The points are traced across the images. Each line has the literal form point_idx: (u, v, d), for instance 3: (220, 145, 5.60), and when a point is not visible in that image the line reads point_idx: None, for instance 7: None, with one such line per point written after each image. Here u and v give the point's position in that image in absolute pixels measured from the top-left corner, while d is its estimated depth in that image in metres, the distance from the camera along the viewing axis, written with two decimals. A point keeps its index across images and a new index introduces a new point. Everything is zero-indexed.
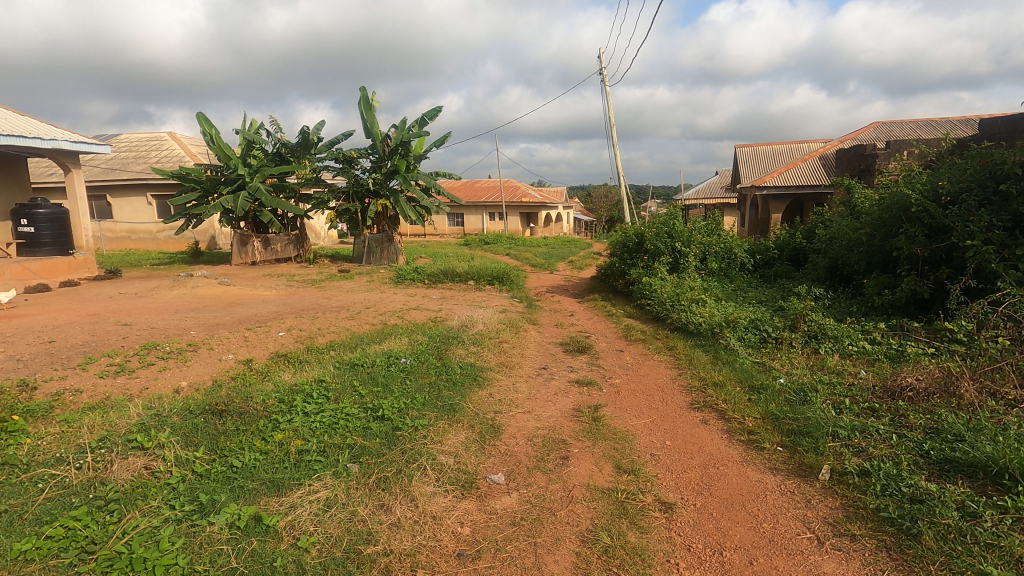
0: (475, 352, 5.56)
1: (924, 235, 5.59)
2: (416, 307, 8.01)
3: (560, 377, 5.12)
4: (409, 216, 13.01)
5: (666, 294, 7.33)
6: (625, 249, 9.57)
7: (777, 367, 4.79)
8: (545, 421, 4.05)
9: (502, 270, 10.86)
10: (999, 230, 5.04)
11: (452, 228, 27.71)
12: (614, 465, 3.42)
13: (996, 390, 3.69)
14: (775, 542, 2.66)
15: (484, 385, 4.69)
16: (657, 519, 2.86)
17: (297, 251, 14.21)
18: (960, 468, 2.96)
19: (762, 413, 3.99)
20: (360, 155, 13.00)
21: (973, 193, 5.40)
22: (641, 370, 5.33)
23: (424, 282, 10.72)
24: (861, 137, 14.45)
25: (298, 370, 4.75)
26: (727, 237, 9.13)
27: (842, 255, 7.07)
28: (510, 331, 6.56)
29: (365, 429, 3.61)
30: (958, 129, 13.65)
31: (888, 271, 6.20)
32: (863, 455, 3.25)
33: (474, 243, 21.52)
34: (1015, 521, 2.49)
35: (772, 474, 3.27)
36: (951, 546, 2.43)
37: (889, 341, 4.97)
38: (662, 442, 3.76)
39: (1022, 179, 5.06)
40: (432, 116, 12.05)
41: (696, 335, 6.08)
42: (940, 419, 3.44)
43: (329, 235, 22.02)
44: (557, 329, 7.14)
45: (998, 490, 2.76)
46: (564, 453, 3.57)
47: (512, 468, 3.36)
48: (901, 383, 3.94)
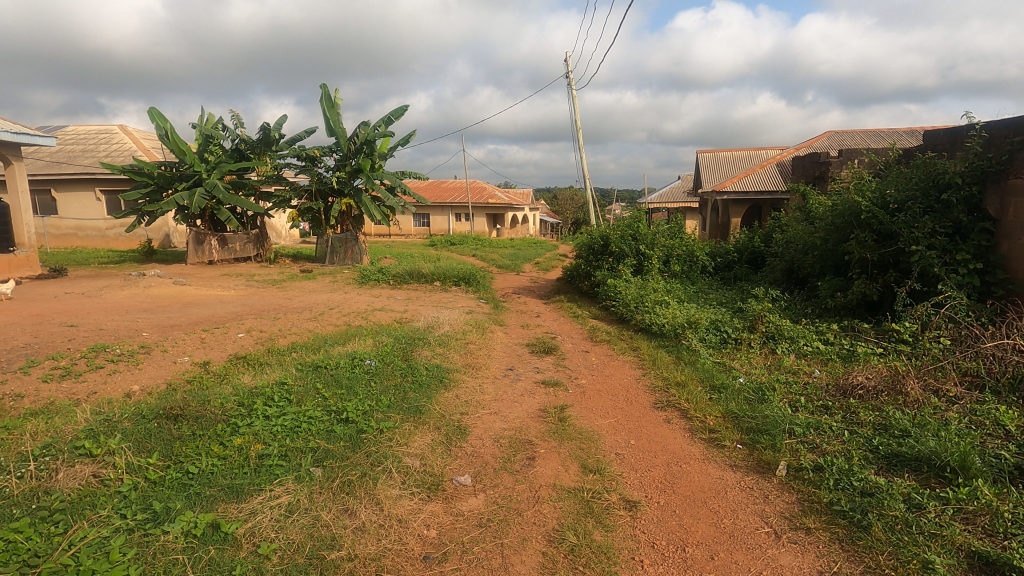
0: (441, 354, 5.52)
1: (873, 240, 5.84)
2: (381, 308, 7.91)
3: (526, 378, 5.13)
4: (374, 215, 12.81)
5: (630, 296, 7.44)
6: (590, 251, 9.65)
7: (737, 366, 4.93)
8: (511, 422, 4.05)
9: (468, 272, 10.81)
10: (942, 236, 5.32)
11: (418, 228, 27.41)
12: (580, 464, 3.45)
13: (939, 387, 3.91)
14: (735, 537, 2.74)
15: (451, 387, 4.66)
16: (622, 517, 2.90)
17: (257, 250, 13.82)
18: (906, 462, 3.11)
19: (723, 412, 4.10)
20: (324, 153, 12.74)
21: (918, 201, 5.64)
22: (606, 371, 5.40)
23: (389, 282, 10.60)
24: (815, 145, 15.04)
25: (258, 373, 4.62)
26: (689, 240, 9.36)
27: (797, 258, 7.33)
28: (476, 333, 6.54)
29: (328, 432, 3.53)
30: (904, 140, 14.37)
31: (841, 274, 6.46)
32: (817, 451, 3.37)
33: (441, 243, 21.37)
34: (956, 512, 2.64)
35: (732, 471, 3.37)
36: (898, 536, 2.55)
37: (841, 342, 5.18)
38: (627, 440, 3.82)
39: (962, 188, 5.32)
40: (397, 116, 11.90)
41: (660, 336, 6.18)
42: (888, 416, 3.60)
43: (290, 234, 21.48)
44: (523, 330, 7.16)
45: (940, 482, 2.92)
46: (531, 453, 3.58)
47: (479, 470, 3.34)
48: (853, 381, 4.10)
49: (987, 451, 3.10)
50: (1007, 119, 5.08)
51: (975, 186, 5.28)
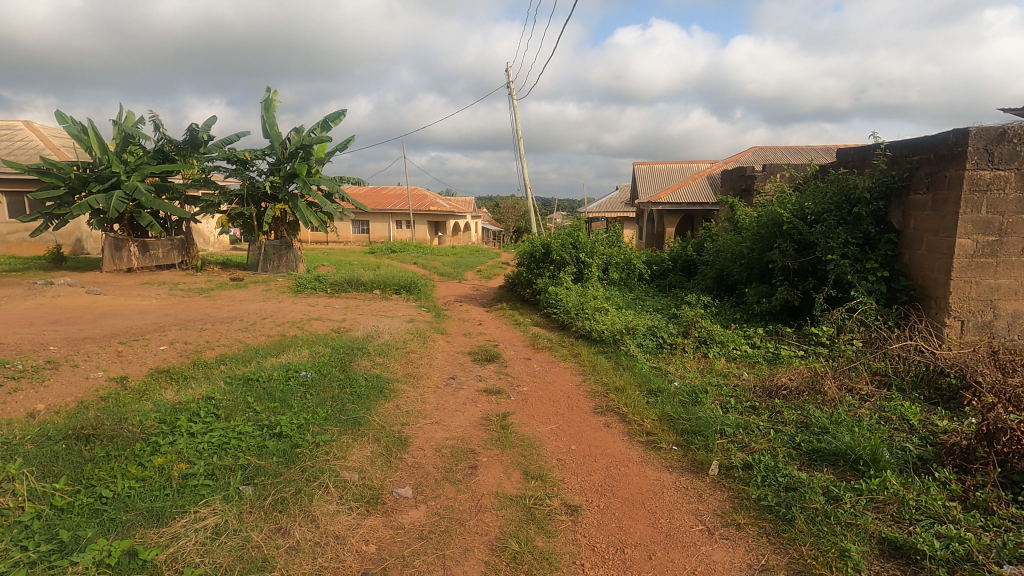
0: (381, 363, 5.40)
1: (793, 249, 6.22)
2: (318, 317, 7.66)
3: (468, 387, 5.10)
4: (310, 221, 12.40)
5: (571, 303, 7.57)
6: (531, 259, 9.77)
7: (672, 371, 5.11)
8: (453, 431, 4.02)
9: (409, 280, 10.68)
10: (853, 246, 5.74)
11: (357, 235, 26.70)
12: (522, 471, 3.45)
13: (852, 386, 4.21)
14: (671, 535, 2.83)
15: (392, 397, 4.56)
16: (563, 522, 2.93)
17: (182, 257, 13.02)
18: (825, 457, 3.32)
19: (659, 415, 4.23)
20: (256, 156, 12.23)
21: (833, 213, 6.02)
22: (547, 378, 5.44)
23: (326, 291, 10.29)
24: (742, 160, 15.93)
25: (182, 387, 4.34)
26: (627, 249, 9.63)
27: (727, 267, 7.72)
28: (418, 341, 6.44)
29: (260, 448, 3.36)
30: (820, 156, 15.49)
31: (766, 281, 6.84)
32: (746, 449, 3.54)
33: (381, 251, 20.96)
34: (868, 501, 2.86)
35: (668, 472, 3.47)
36: (818, 527, 2.71)
37: (767, 345, 5.49)
38: (568, 446, 3.87)
39: (871, 202, 5.76)
40: (335, 120, 11.60)
41: (599, 342, 6.32)
42: (809, 414, 3.84)
43: (220, 240, 20.45)
44: (465, 338, 7.13)
45: (855, 474, 3.15)
46: (473, 462, 3.56)
47: (420, 481, 3.28)
48: (777, 382, 4.35)
49: (895, 444, 3.36)
50: (908, 140, 5.51)
51: (881, 201, 5.72)
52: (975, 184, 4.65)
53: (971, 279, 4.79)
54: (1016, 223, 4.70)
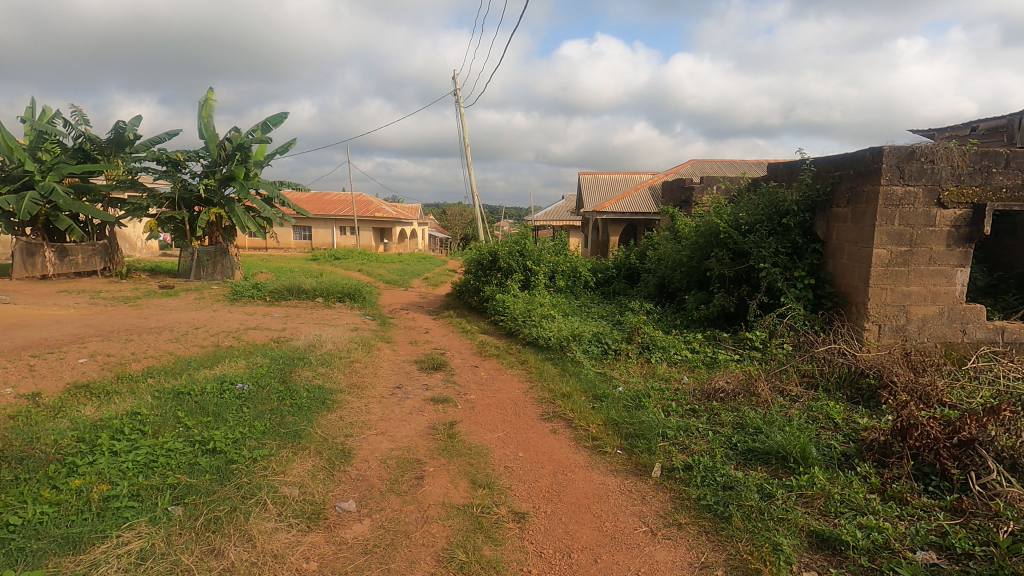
0: (323, 373, 5.23)
1: (729, 258, 6.51)
2: (256, 327, 7.33)
3: (415, 396, 5.01)
4: (247, 226, 11.89)
5: (518, 311, 7.62)
6: (479, 267, 9.77)
7: (616, 376, 5.22)
8: (399, 442, 3.94)
9: (353, 287, 10.42)
10: (783, 255, 6.08)
11: (298, 241, 25.82)
12: (469, 480, 3.43)
13: (783, 388, 4.45)
14: (616, 538, 2.88)
15: (335, 408, 4.43)
16: (510, 530, 2.93)
17: (105, 263, 12.19)
18: (759, 456, 3.49)
19: (604, 420, 4.31)
20: (189, 158, 11.64)
21: (765, 224, 6.34)
22: (495, 385, 5.43)
23: (265, 299, 9.90)
24: (681, 172, 16.57)
25: (104, 403, 4.04)
26: (572, 257, 9.80)
27: (668, 275, 7.99)
28: (362, 351, 6.28)
29: (191, 465, 3.18)
30: (753, 170, 16.34)
31: (704, 288, 7.12)
32: (687, 451, 3.66)
33: (324, 258, 20.36)
34: (797, 496, 3.02)
35: (613, 476, 3.54)
36: (753, 524, 2.84)
37: (705, 350, 5.71)
38: (515, 453, 3.87)
39: (798, 214, 6.11)
40: (275, 122, 11.21)
41: (546, 348, 6.37)
42: (744, 415, 4.02)
43: (148, 246, 19.30)
44: (411, 347, 7.02)
45: (786, 471, 3.31)
46: (419, 473, 3.50)
47: (364, 494, 3.19)
48: (715, 386, 4.53)
49: (822, 441, 3.56)
50: (831, 157, 5.90)
51: (807, 213, 6.09)
52: (889, 198, 5.04)
53: (887, 286, 5.16)
54: (926, 234, 5.10)
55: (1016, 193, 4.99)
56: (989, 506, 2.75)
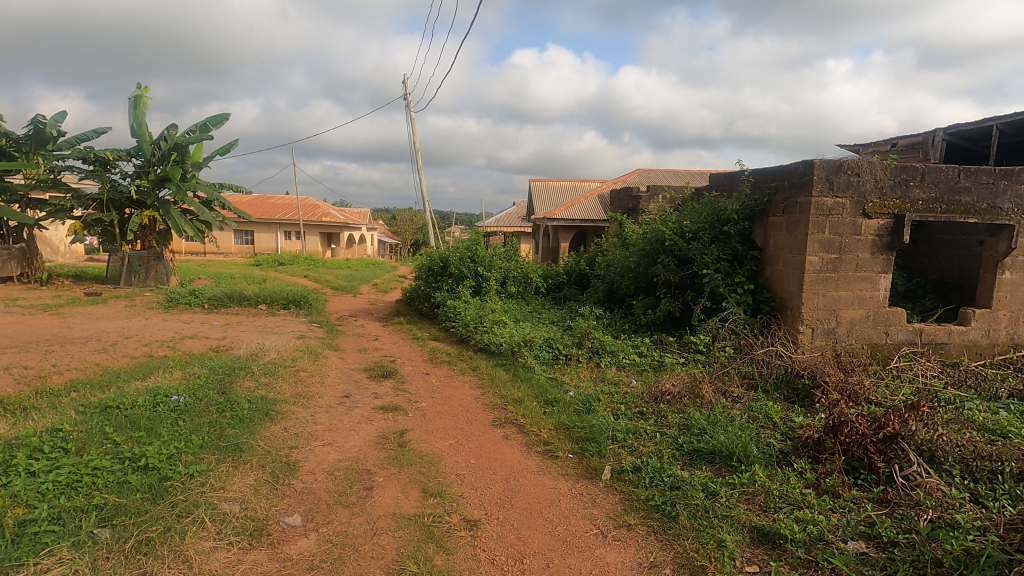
0: (266, 384, 5.02)
1: (674, 264, 6.72)
2: (192, 335, 6.97)
3: (364, 405, 4.90)
4: (184, 230, 11.32)
5: (469, 317, 7.58)
6: (429, 272, 9.68)
7: (567, 381, 5.28)
8: (347, 452, 3.84)
9: (299, 294, 10.09)
10: (724, 261, 6.34)
11: (240, 246, 24.65)
12: (420, 489, 3.38)
13: (725, 389, 4.63)
14: (567, 542, 2.90)
15: (279, 420, 4.26)
16: (462, 538, 2.90)
17: (22, 269, 11.30)
18: (704, 455, 3.61)
19: (556, 424, 4.35)
20: (119, 157, 10.97)
21: (707, 231, 6.58)
22: (446, 392, 5.38)
23: (203, 307, 9.43)
24: (629, 181, 17.01)
25: (20, 420, 3.73)
26: (523, 263, 9.85)
27: (616, 281, 8.17)
28: (308, 359, 6.08)
29: (120, 484, 2.98)
30: (696, 180, 16.99)
31: (651, 294, 7.32)
32: (635, 453, 3.75)
33: (267, 263, 19.63)
34: (739, 494, 3.14)
35: (564, 480, 3.57)
36: (699, 522, 2.93)
37: (653, 354, 5.87)
38: (467, 460, 3.84)
39: (738, 223, 6.38)
40: (215, 122, 10.76)
41: (498, 354, 6.37)
42: (690, 416, 4.15)
43: (72, 250, 18.04)
44: (359, 354, 6.85)
45: (728, 470, 3.44)
46: (368, 483, 3.41)
47: (310, 508, 3.08)
48: (662, 388, 4.65)
49: (762, 440, 3.72)
50: (767, 168, 6.20)
51: (746, 222, 6.37)
52: (820, 209, 5.35)
53: (819, 292, 5.47)
54: (853, 243, 5.44)
55: (931, 204, 5.40)
56: (911, 496, 2.95)
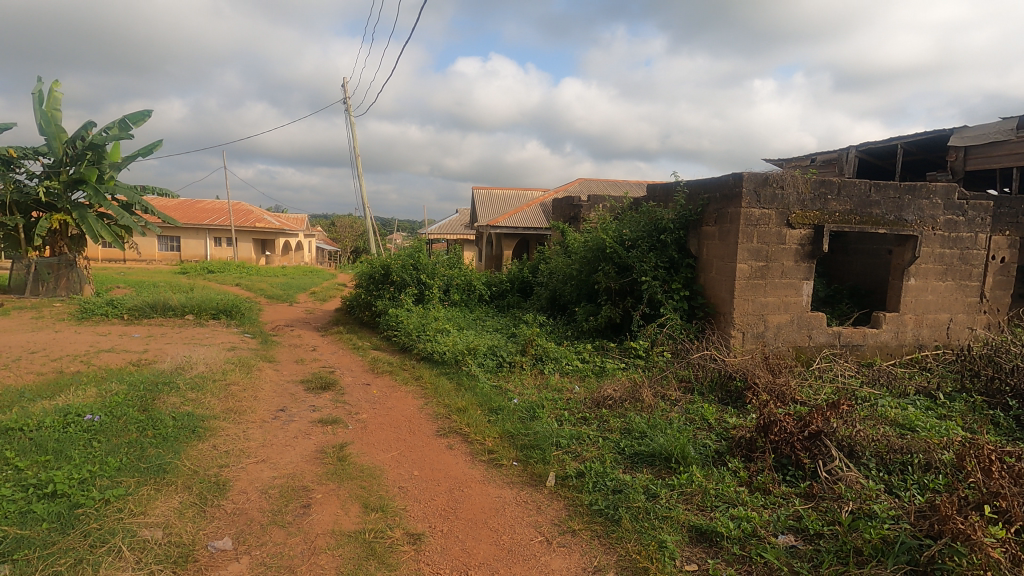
0: (193, 399, 4.72)
1: (614, 272, 6.89)
2: (110, 349, 6.46)
3: (300, 419, 4.70)
4: (101, 236, 10.52)
5: (412, 325, 7.46)
6: (371, 281, 9.46)
7: (511, 389, 5.27)
8: (282, 469, 3.66)
9: (230, 303, 9.59)
10: (661, 269, 6.56)
11: (165, 253, 23.03)
12: (362, 504, 3.26)
13: (664, 393, 4.78)
14: (513, 551, 2.89)
15: (208, 437, 4.01)
16: (405, 553, 2.82)
17: None
18: (645, 458, 3.70)
19: (500, 432, 4.33)
20: (25, 156, 10.08)
21: (646, 240, 6.80)
22: (388, 403, 5.25)
23: (122, 318, 8.78)
24: (571, 190, 17.34)
25: None
26: (467, 271, 9.81)
27: (559, 288, 8.28)
28: (239, 372, 5.77)
29: (22, 515, 2.70)
30: (634, 190, 17.54)
31: (592, 300, 7.47)
32: (579, 458, 3.79)
33: (195, 271, 18.55)
34: (679, 494, 3.23)
35: (509, 488, 3.56)
36: (640, 524, 2.99)
37: (595, 359, 5.97)
38: (410, 472, 3.76)
39: (674, 231, 6.63)
40: (136, 120, 10.09)
41: (441, 363, 6.29)
42: (631, 420, 4.24)
43: None
44: (296, 366, 6.58)
45: (668, 471, 3.54)
46: (305, 501, 3.27)
47: (242, 530, 2.91)
48: (605, 394, 4.73)
49: (699, 441, 3.85)
50: (700, 180, 6.48)
51: (682, 230, 6.62)
52: (749, 219, 5.65)
53: (748, 298, 5.76)
54: (778, 251, 5.77)
55: (846, 216, 5.81)
56: (834, 489, 3.14)
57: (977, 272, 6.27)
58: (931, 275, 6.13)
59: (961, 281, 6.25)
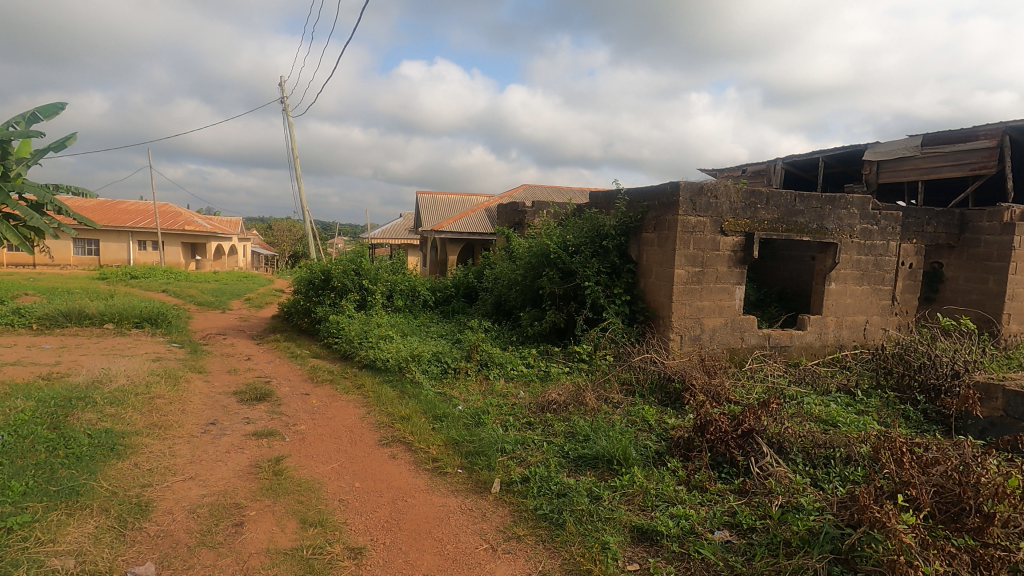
0: (112, 415, 4.39)
1: (558, 277, 6.98)
2: (15, 362, 5.91)
3: (233, 432, 4.46)
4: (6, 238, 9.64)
5: (354, 332, 7.26)
6: (310, 287, 9.16)
7: (456, 395, 5.23)
8: (213, 486, 3.46)
9: (155, 311, 9.01)
10: (604, 274, 6.71)
11: (81, 257, 21.43)
12: (299, 520, 3.13)
13: (607, 396, 4.88)
14: (457, 560, 2.85)
15: (128, 455, 3.73)
16: (346, 569, 2.72)
17: None
18: (588, 461, 3.76)
19: (445, 440, 4.27)
20: None
21: (588, 246, 6.93)
22: (328, 413, 5.08)
23: (30, 328, 8.07)
24: (515, 196, 17.46)
25: None
26: (411, 276, 9.66)
27: (504, 293, 8.29)
28: (165, 384, 5.42)
29: None
30: (577, 196, 17.88)
31: (537, 306, 7.53)
32: (524, 463, 3.80)
33: (116, 276, 17.33)
34: (621, 496, 3.29)
35: (454, 496, 3.51)
36: (584, 526, 3.02)
37: (540, 364, 6.02)
38: (351, 484, 3.65)
39: (616, 238, 6.80)
40: (48, 113, 9.34)
41: (384, 370, 6.15)
42: (574, 424, 4.30)
43: None
44: (228, 376, 6.25)
45: (611, 473, 3.61)
46: (238, 519, 3.10)
47: (167, 553, 2.72)
48: (549, 398, 4.77)
49: (640, 442, 3.95)
50: (640, 188, 6.68)
51: (623, 237, 6.80)
52: (685, 226, 5.87)
53: (686, 302, 5.98)
54: (713, 257, 6.03)
55: (774, 224, 6.15)
56: (764, 484, 3.29)
57: (889, 277, 6.78)
58: (849, 280, 6.57)
59: (875, 285, 6.74)
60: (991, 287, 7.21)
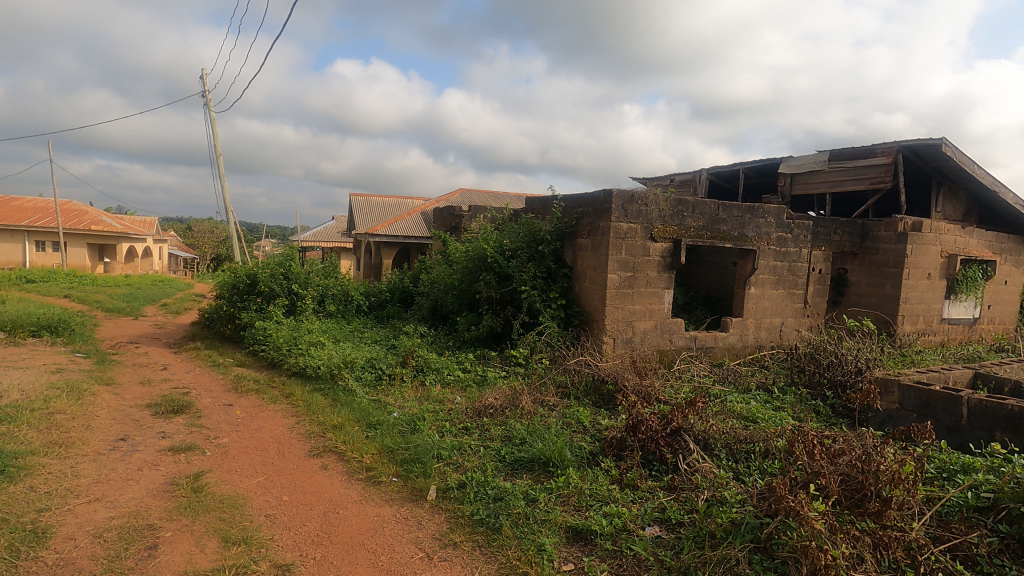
0: (3, 434, 3.96)
1: (495, 281, 7.00)
2: None
3: (146, 448, 4.15)
4: None
5: (282, 338, 6.95)
6: (234, 291, 8.68)
7: (391, 402, 5.11)
8: (122, 508, 3.20)
9: (56, 318, 8.23)
10: (539, 278, 6.79)
11: None
12: (220, 538, 2.95)
13: (543, 399, 4.93)
14: (390, 571, 2.78)
15: (22, 477, 3.38)
16: None
17: None
18: (524, 464, 3.79)
19: (378, 448, 4.17)
20: None
21: (525, 250, 6.99)
22: (254, 424, 4.83)
23: None
24: (452, 200, 17.36)
25: None
26: (343, 280, 9.38)
27: (440, 298, 8.21)
28: (67, 398, 4.96)
29: None
30: (514, 201, 18.01)
31: (473, 310, 7.52)
32: (460, 469, 3.78)
33: (8, 280, 15.69)
34: (557, 497, 3.33)
35: (388, 506, 3.43)
36: (521, 530, 3.04)
37: (477, 369, 6.01)
38: (278, 498, 3.48)
39: (551, 243, 6.91)
40: None
41: (315, 378, 5.92)
42: (511, 428, 4.32)
43: None
44: (141, 388, 5.80)
45: (546, 475, 3.65)
46: (151, 541, 2.88)
47: None
48: (485, 403, 4.77)
49: (575, 444, 4.02)
50: (575, 195, 6.83)
51: (558, 242, 6.92)
52: (618, 233, 6.05)
53: (618, 305, 6.16)
54: (643, 263, 6.25)
55: (699, 231, 6.46)
56: (691, 480, 3.44)
57: (801, 282, 7.29)
58: (767, 285, 7.01)
59: (790, 289, 7.22)
60: (889, 290, 7.92)
